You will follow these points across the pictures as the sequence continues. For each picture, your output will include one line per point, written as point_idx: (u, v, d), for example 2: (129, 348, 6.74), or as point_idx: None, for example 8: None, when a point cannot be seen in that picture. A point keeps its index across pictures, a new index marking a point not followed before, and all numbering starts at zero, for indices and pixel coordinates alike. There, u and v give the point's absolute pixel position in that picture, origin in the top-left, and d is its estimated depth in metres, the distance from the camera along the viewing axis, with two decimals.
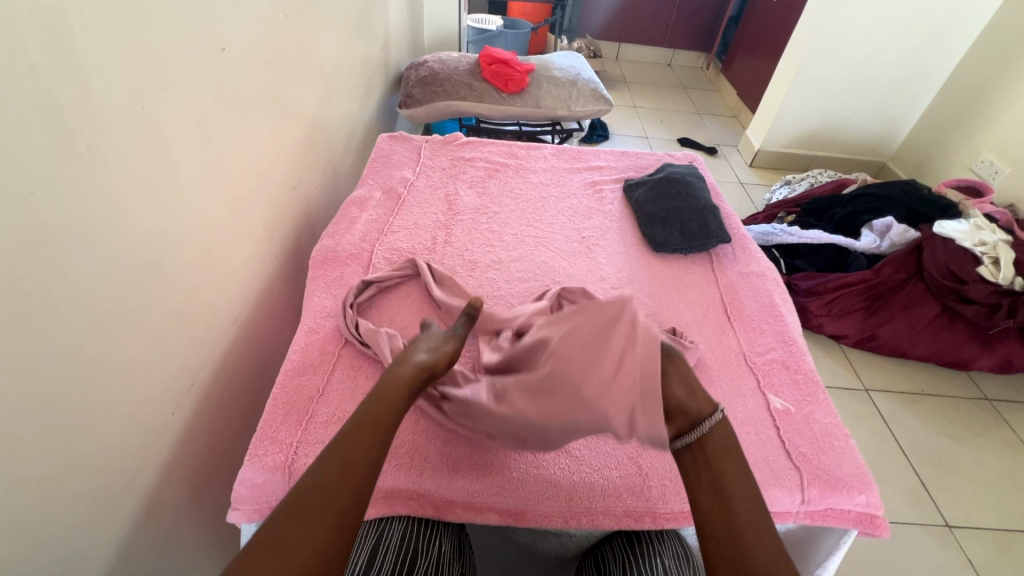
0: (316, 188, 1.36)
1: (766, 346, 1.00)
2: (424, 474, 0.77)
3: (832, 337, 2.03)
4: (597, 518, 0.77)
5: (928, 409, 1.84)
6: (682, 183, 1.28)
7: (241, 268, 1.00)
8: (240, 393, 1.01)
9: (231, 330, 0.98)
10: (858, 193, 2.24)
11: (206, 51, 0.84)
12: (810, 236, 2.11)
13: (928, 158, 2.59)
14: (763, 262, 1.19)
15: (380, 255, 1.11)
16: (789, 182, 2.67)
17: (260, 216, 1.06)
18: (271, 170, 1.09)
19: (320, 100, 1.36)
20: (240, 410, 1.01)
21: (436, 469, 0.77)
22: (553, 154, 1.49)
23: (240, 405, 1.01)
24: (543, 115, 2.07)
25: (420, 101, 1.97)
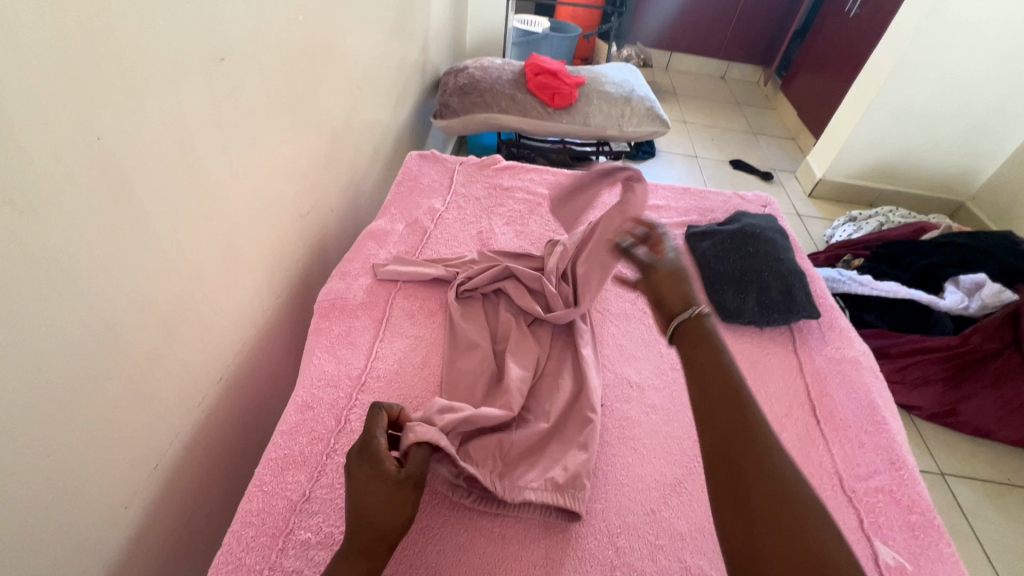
0: (332, 211, 1.20)
1: (867, 467, 0.79)
2: None
3: (904, 407, 1.78)
4: None
5: (1018, 504, 1.57)
6: (761, 238, 1.07)
7: (232, 318, 0.84)
8: (222, 463, 0.85)
9: (216, 390, 0.82)
10: (940, 241, 1.98)
11: (196, 63, 0.67)
12: (884, 288, 1.86)
13: (1020, 202, 2.28)
14: (857, 345, 0.97)
15: (397, 305, 0.94)
16: (855, 219, 2.40)
17: (260, 253, 0.90)
18: (277, 198, 0.93)
19: (344, 112, 1.20)
20: (221, 482, 0.85)
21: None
22: (603, 187, 1.30)
23: (221, 477, 0.85)
24: (589, 134, 1.88)
25: (456, 111, 1.79)
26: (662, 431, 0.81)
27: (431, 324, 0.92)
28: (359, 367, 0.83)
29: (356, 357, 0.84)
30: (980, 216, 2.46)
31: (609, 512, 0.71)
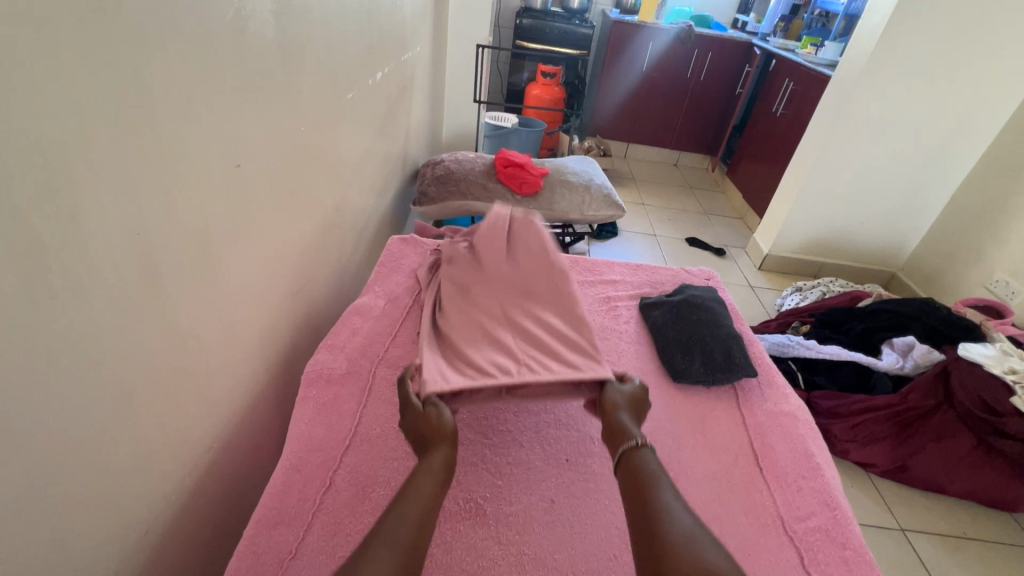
0: (319, 289, 1.31)
1: (806, 509, 0.88)
2: None
3: (860, 465, 1.88)
4: None
5: (975, 556, 1.64)
6: (703, 306, 1.23)
7: (226, 387, 0.91)
8: (204, 532, 0.88)
9: (207, 458, 0.87)
10: (873, 308, 2.20)
11: (219, 169, 0.81)
12: (828, 351, 2.03)
13: (941, 272, 2.55)
14: (793, 400, 1.10)
15: (380, 373, 1.03)
16: (800, 289, 2.63)
17: (255, 329, 0.99)
18: (274, 278, 1.04)
19: (334, 202, 1.35)
20: (201, 553, 0.87)
21: None
22: (566, 265, 1.46)
23: (203, 547, 0.88)
24: (555, 217, 2.08)
25: (434, 198, 1.99)
26: None
27: None
28: (345, 431, 0.90)
29: (342, 422, 0.91)
30: (910, 285, 2.72)
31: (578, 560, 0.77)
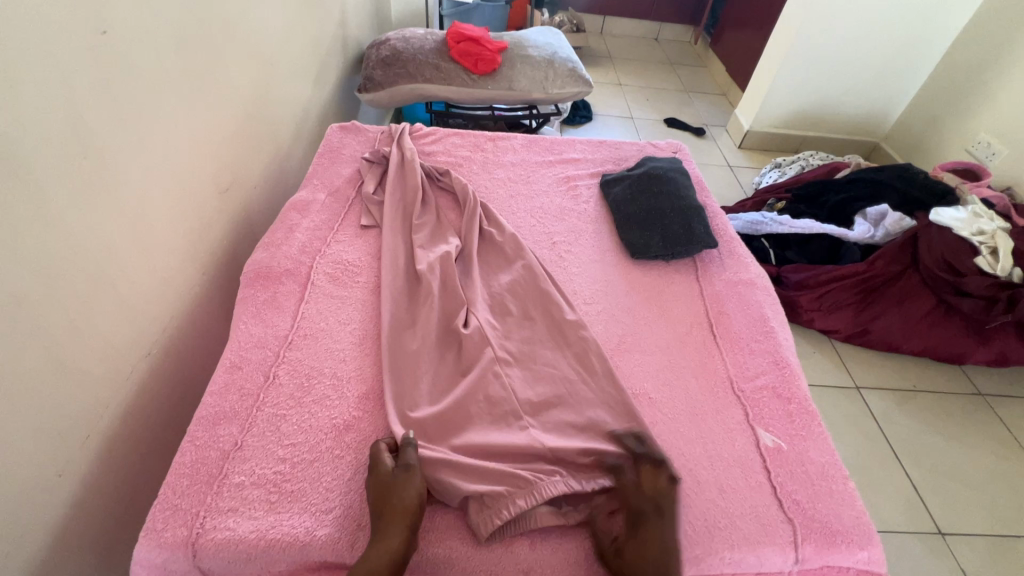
0: (253, 189, 1.20)
1: (756, 369, 0.89)
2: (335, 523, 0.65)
3: (823, 332, 1.93)
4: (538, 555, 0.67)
5: (922, 406, 1.76)
6: (664, 179, 1.16)
7: (152, 292, 0.86)
8: (157, 436, 0.87)
9: (146, 364, 0.85)
10: (850, 178, 2.13)
11: (79, 39, 0.68)
12: (801, 225, 1.99)
13: (924, 137, 2.46)
14: (753, 268, 1.08)
15: (321, 269, 0.97)
16: (779, 165, 2.52)
17: (176, 230, 0.92)
18: (189, 173, 0.95)
19: (256, 88, 1.19)
20: (159, 455, 0.88)
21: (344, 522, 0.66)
22: (523, 146, 1.35)
23: (159, 449, 0.88)
24: (517, 98, 1.91)
25: (381, 84, 1.80)
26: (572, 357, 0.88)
27: (354, 285, 0.96)
28: (287, 328, 0.87)
29: (283, 319, 0.88)
30: (890, 154, 2.64)
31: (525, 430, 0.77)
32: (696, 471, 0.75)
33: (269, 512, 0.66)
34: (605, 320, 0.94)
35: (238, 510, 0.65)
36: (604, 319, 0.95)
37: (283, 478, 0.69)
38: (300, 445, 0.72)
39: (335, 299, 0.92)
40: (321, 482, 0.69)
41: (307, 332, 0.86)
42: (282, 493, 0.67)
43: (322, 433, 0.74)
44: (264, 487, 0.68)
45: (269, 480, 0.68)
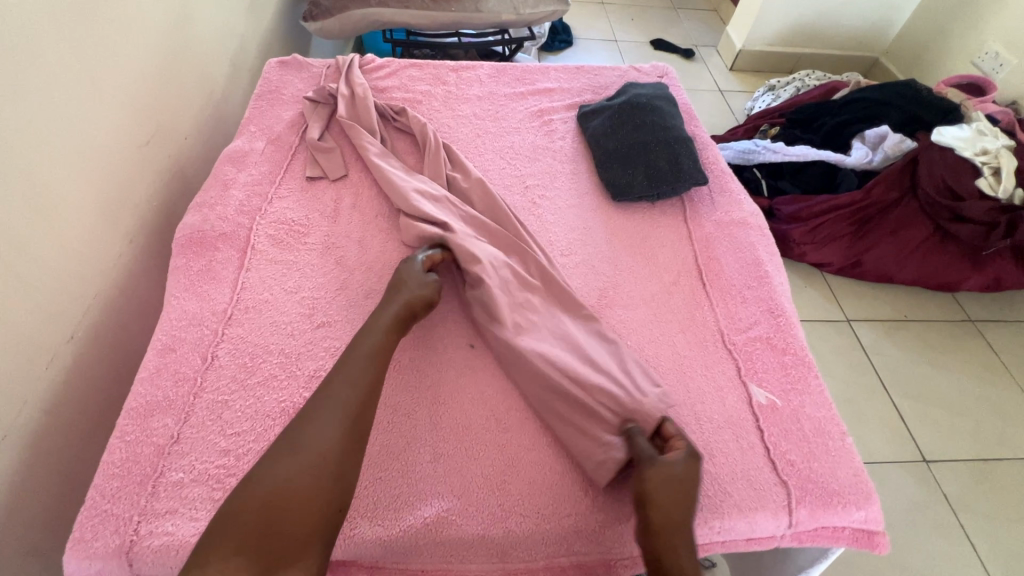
0: (185, 142, 1.06)
1: (748, 319, 0.82)
2: None
3: (816, 265, 1.87)
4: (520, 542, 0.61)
5: (912, 336, 1.73)
6: (648, 108, 1.03)
7: (63, 268, 0.75)
8: (94, 424, 0.79)
9: (70, 350, 0.76)
10: (850, 99, 1.99)
11: None
12: (796, 153, 1.87)
13: (927, 50, 2.28)
14: (746, 207, 0.98)
15: (263, 230, 0.86)
16: (773, 87, 2.35)
17: (86, 194, 0.80)
18: (89, 124, 0.80)
19: (172, 17, 1.01)
20: (100, 445, 0.80)
21: None
22: (490, 76, 1.19)
23: (99, 439, 0.80)
24: (485, 22, 1.70)
25: (329, 10, 1.59)
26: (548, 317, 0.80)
27: (301, 247, 0.85)
28: (226, 301, 0.77)
29: (220, 292, 0.78)
30: (891, 70, 2.47)
31: (497, 400, 0.70)
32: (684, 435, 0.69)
33: (212, 511, 0.59)
34: (584, 273, 0.85)
35: (177, 511, 0.59)
36: (583, 272, 0.86)
37: (227, 471, 0.62)
38: (245, 433, 0.65)
39: (280, 265, 0.82)
40: None
41: (248, 306, 0.76)
42: (226, 488, 0.61)
43: (270, 418, 0.66)
44: (206, 483, 0.61)
45: (211, 474, 0.61)
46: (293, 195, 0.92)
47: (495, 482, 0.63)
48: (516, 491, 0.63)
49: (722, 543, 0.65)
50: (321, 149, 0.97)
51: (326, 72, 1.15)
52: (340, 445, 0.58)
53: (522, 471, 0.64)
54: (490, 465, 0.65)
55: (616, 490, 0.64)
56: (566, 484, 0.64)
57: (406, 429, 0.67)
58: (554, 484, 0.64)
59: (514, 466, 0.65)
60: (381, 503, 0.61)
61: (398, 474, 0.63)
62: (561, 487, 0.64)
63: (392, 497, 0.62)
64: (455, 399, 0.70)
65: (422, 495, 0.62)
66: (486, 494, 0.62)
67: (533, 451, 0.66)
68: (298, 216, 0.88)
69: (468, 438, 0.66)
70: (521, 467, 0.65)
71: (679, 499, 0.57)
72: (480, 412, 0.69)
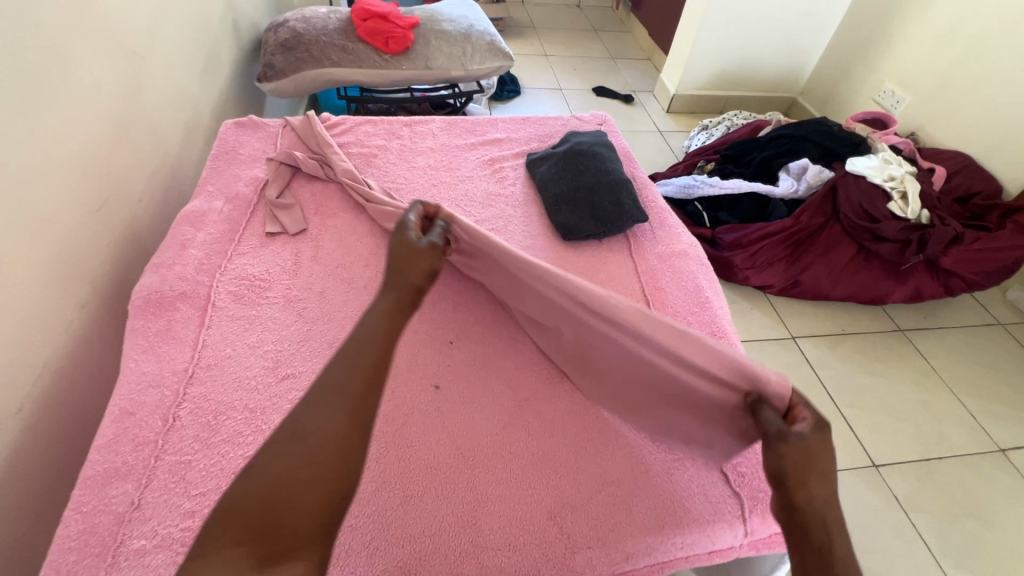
0: (137, 203, 1.06)
1: None
2: None
3: (759, 288, 1.99)
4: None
5: (851, 349, 1.86)
6: (589, 154, 1.12)
7: (9, 341, 0.73)
8: (35, 501, 0.76)
9: (16, 424, 0.73)
10: (774, 136, 2.19)
11: None
12: (730, 186, 2.03)
13: (835, 90, 2.56)
14: (684, 239, 1.06)
15: (224, 287, 0.87)
16: (706, 127, 2.55)
17: (32, 264, 0.78)
18: (31, 190, 0.79)
19: (123, 85, 1.03)
20: (42, 523, 0.77)
21: None
22: (442, 129, 1.27)
23: (41, 516, 0.77)
24: (435, 77, 1.80)
25: (283, 71, 1.65)
26: (511, 354, 0.83)
27: (263, 301, 0.86)
28: (187, 360, 0.77)
29: (181, 351, 0.78)
30: (807, 108, 2.73)
31: (464, 439, 0.72)
32: (643, 456, 0.73)
33: None
34: None
35: None
36: None
37: (192, 534, 0.61)
38: (209, 493, 0.64)
39: (242, 321, 0.83)
40: None
41: (209, 363, 0.77)
42: None
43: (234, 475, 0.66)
44: (169, 548, 0.60)
45: (175, 538, 0.60)
46: (254, 251, 0.94)
47: (464, 521, 0.65)
48: (487, 526, 0.65)
49: (687, 559, 0.68)
50: (280, 208, 1.00)
51: (282, 132, 1.19)
52: (336, 434, 0.55)
53: (491, 506, 0.66)
54: (461, 502, 0.66)
55: (583, 517, 0.66)
56: (535, 516, 0.66)
57: (376, 474, 0.68)
58: (523, 514, 0.66)
59: (482, 505, 0.66)
60: (350, 557, 0.61)
61: (367, 521, 0.64)
62: (531, 520, 0.66)
63: (363, 545, 0.62)
64: (425, 441, 0.72)
65: (391, 540, 0.62)
66: (456, 534, 0.63)
67: (501, 485, 0.68)
68: (258, 272, 0.90)
69: (438, 479, 0.68)
70: (490, 503, 0.67)
71: (818, 479, 0.52)
72: (446, 452, 0.71)
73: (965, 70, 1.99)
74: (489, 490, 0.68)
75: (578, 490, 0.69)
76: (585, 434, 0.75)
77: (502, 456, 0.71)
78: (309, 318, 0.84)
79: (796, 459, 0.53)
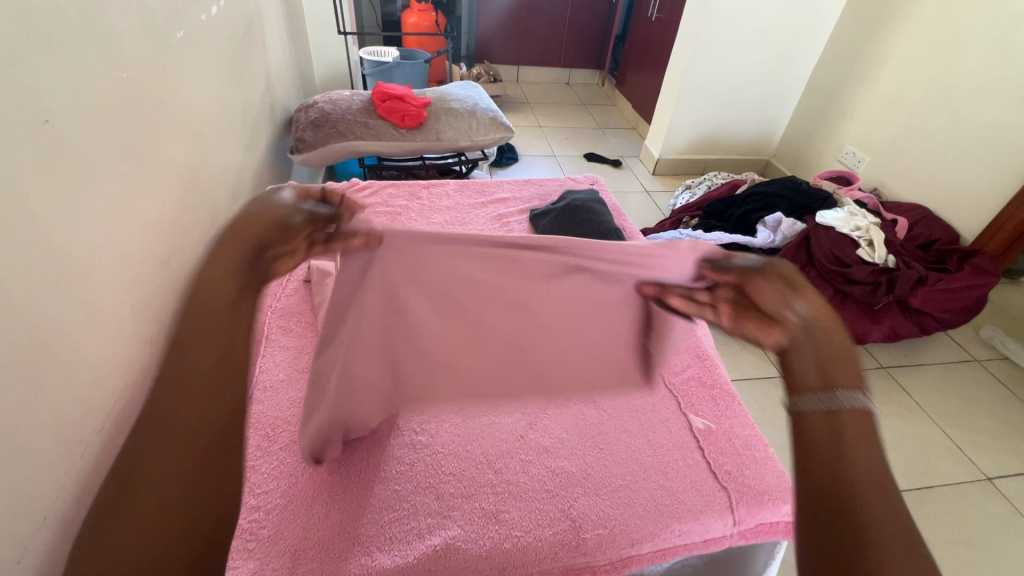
0: (192, 256, 1.21)
1: (682, 364, 1.01)
2: (311, 558, 0.68)
3: None
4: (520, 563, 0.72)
5: None
6: (584, 209, 1.31)
7: (104, 368, 0.86)
8: None
9: (97, 441, 0.84)
10: (749, 193, 2.42)
11: (22, 128, 0.70)
12: (713, 237, 2.23)
13: (803, 152, 2.84)
14: None
15: (274, 323, 1.01)
16: (689, 187, 2.79)
17: (124, 303, 0.92)
18: (132, 244, 0.95)
19: (191, 157, 1.22)
20: None
21: (313, 563, 0.68)
22: (456, 190, 1.46)
23: None
24: (445, 147, 2.04)
25: (313, 144, 1.85)
26: None
27: (308, 335, 0.99)
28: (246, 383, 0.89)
29: None
30: (780, 169, 3.01)
31: (487, 446, 0.84)
32: (642, 458, 0.84)
33: (245, 560, 0.68)
34: None
35: None
36: None
37: (257, 525, 0.71)
38: (271, 492, 0.75)
39: (291, 351, 0.96)
40: (296, 525, 0.72)
41: (265, 386, 0.89)
42: (258, 539, 0.70)
43: (292, 477, 0.77)
44: (239, 537, 0.70)
45: (243, 529, 0.70)
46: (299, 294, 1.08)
47: (490, 512, 0.75)
48: (510, 517, 0.75)
49: (685, 548, 0.78)
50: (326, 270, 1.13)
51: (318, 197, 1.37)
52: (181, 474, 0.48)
53: (512, 499, 0.77)
54: (486, 498, 0.77)
55: (592, 509, 0.77)
56: (551, 508, 0.76)
57: (413, 476, 0.79)
58: (540, 505, 0.77)
59: (505, 500, 0.77)
60: (393, 544, 0.71)
61: (407, 515, 0.74)
62: (547, 511, 0.76)
63: (403, 534, 0.72)
64: (454, 449, 0.83)
65: (427, 529, 0.73)
66: (483, 524, 0.74)
67: (521, 483, 0.79)
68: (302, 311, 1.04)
69: (465, 479, 0.79)
70: (511, 498, 0.77)
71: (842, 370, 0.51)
72: (472, 457, 0.82)
73: (913, 133, 2.26)
74: (510, 487, 0.78)
75: (587, 487, 0.80)
76: (590, 440, 0.86)
77: (520, 460, 0.82)
78: None
79: (811, 336, 0.54)
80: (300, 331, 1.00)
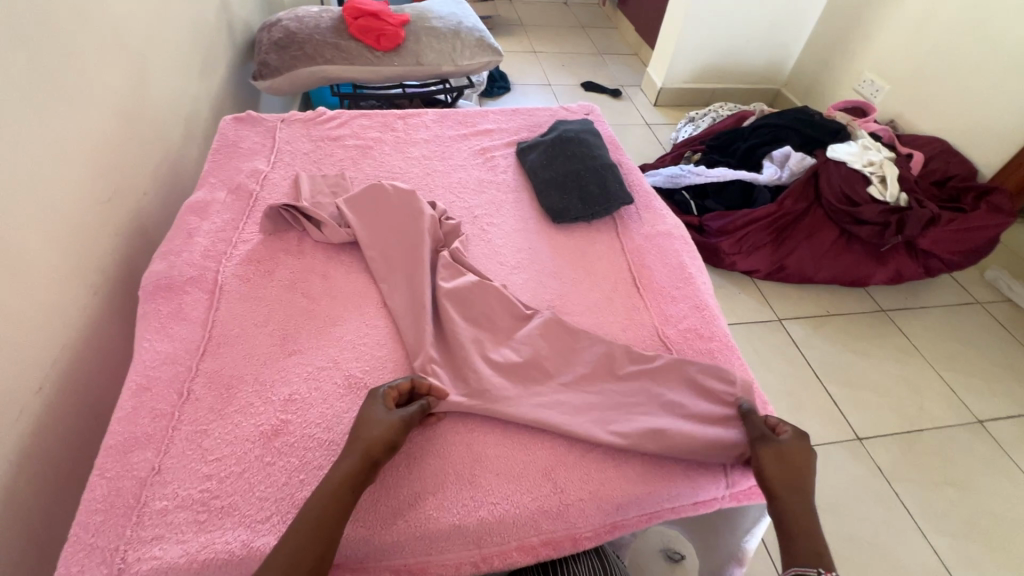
0: (142, 197, 1.10)
1: (679, 314, 0.93)
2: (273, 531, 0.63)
3: (746, 273, 2.03)
4: (499, 530, 0.67)
5: (834, 329, 1.91)
6: (576, 141, 1.17)
7: (35, 324, 0.77)
8: (55, 474, 0.80)
9: (37, 404, 0.76)
10: (757, 125, 2.25)
11: None
12: (716, 174, 2.09)
13: (817, 80, 2.63)
14: (669, 220, 1.11)
15: (230, 272, 0.91)
16: (692, 118, 2.58)
17: (53, 251, 0.82)
18: (56, 183, 0.83)
19: (128, 82, 1.07)
20: (60, 495, 0.81)
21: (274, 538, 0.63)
22: (436, 121, 1.31)
23: (60, 488, 0.81)
24: (427, 73, 1.85)
25: (278, 70, 1.69)
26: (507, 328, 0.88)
27: (267, 284, 0.90)
28: (198, 338, 0.81)
29: (192, 330, 0.82)
30: (790, 99, 2.80)
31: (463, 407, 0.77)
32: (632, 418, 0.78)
33: (197, 532, 0.63)
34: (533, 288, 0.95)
35: (165, 537, 0.62)
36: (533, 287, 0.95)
37: (210, 495, 0.66)
38: (225, 459, 0.68)
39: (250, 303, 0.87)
40: (252, 495, 0.66)
41: (219, 341, 0.81)
42: (210, 510, 0.64)
43: (249, 442, 0.70)
44: (190, 508, 0.64)
45: (194, 499, 0.65)
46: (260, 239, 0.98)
47: (466, 481, 0.69)
48: (486, 484, 0.69)
49: (673, 510, 0.74)
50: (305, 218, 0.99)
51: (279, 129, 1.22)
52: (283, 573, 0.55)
53: (490, 465, 0.71)
54: (462, 464, 0.71)
55: (576, 476, 0.71)
56: (532, 475, 0.71)
57: None
58: (520, 471, 0.71)
59: (482, 467, 0.71)
60: (361, 516, 0.65)
61: (377, 486, 0.68)
62: (529, 478, 0.70)
63: (374, 506, 0.66)
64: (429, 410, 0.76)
65: (398, 500, 0.67)
66: (459, 494, 0.68)
67: (499, 447, 0.73)
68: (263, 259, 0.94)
69: (439, 445, 0.72)
70: (490, 466, 0.71)
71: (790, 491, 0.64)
72: (447, 421, 0.75)
73: (940, 58, 2.06)
74: (488, 452, 0.72)
75: (572, 450, 0.74)
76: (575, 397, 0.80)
77: (499, 422, 0.76)
78: (313, 299, 0.89)
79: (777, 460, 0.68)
80: (258, 280, 0.90)
